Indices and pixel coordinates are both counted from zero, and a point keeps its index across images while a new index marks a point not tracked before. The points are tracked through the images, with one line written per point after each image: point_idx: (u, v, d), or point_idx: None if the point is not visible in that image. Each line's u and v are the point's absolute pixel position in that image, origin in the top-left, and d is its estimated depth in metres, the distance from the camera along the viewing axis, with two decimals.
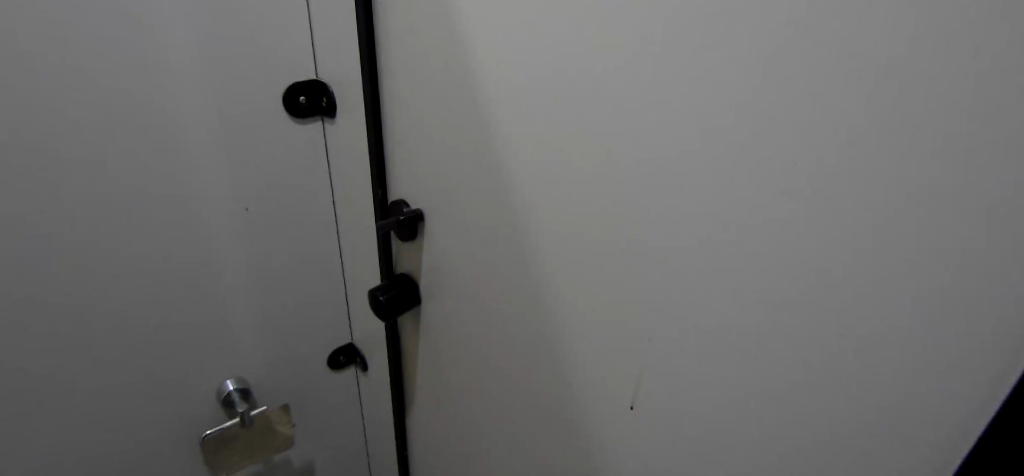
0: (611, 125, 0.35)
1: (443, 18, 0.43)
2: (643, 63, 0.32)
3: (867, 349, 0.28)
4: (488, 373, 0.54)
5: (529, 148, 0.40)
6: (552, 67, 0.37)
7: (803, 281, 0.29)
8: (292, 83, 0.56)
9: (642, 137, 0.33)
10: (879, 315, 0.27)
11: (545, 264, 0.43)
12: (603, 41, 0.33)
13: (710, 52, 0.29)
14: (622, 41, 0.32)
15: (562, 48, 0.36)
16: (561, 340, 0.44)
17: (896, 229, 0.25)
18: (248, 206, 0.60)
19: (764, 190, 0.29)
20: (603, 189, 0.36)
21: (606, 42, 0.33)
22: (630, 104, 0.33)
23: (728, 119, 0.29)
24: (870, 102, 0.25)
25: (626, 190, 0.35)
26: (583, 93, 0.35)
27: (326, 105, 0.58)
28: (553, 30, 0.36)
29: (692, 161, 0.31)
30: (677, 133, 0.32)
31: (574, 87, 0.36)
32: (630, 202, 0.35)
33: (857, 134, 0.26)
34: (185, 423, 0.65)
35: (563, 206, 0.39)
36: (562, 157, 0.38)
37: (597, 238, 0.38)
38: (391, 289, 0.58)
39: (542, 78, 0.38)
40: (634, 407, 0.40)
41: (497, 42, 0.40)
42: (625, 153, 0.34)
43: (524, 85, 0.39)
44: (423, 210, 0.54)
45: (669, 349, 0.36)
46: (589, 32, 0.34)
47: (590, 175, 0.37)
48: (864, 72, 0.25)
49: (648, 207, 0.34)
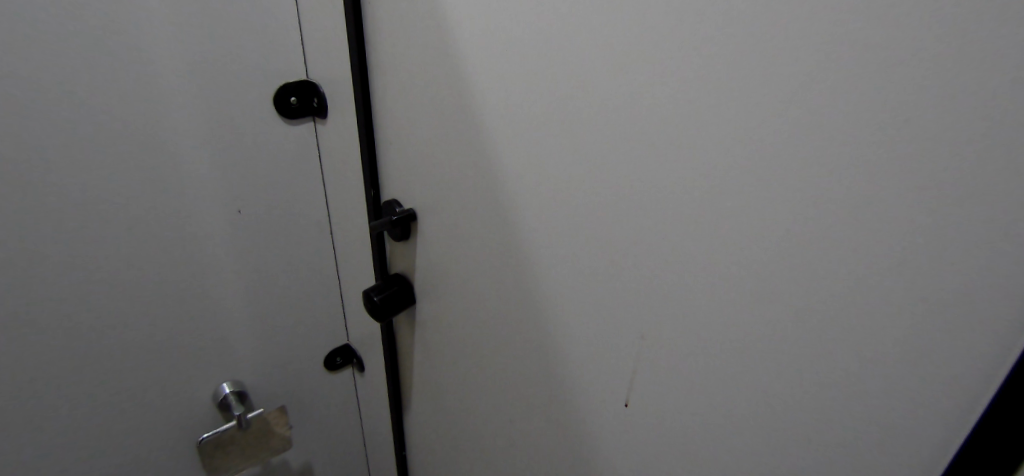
0: (601, 125, 0.35)
1: (433, 20, 0.43)
2: (630, 62, 0.32)
3: (859, 343, 0.28)
4: (485, 373, 0.54)
5: (520, 148, 0.40)
6: (541, 68, 0.37)
7: (791, 275, 0.29)
8: (282, 84, 0.57)
9: (631, 132, 0.33)
10: (868, 311, 0.27)
11: (538, 263, 0.43)
12: (591, 40, 0.33)
13: (698, 47, 0.29)
14: (610, 42, 0.33)
15: (550, 48, 0.36)
16: (553, 338, 0.44)
17: (886, 222, 0.26)
18: (241, 208, 0.59)
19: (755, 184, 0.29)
20: (593, 187, 0.37)
21: (591, 44, 0.34)
22: (618, 102, 0.33)
23: (714, 118, 0.30)
24: (859, 96, 0.25)
25: (618, 189, 0.35)
26: (573, 91, 0.35)
27: (317, 105, 0.58)
28: (541, 31, 0.36)
29: (683, 159, 0.31)
30: (666, 132, 0.32)
31: (564, 87, 0.36)
32: (621, 200, 0.35)
33: (845, 129, 0.26)
34: (181, 428, 0.65)
35: (555, 205, 0.39)
36: (554, 157, 0.38)
37: (589, 237, 0.38)
38: (385, 290, 0.58)
39: (532, 80, 0.38)
40: (629, 404, 0.40)
41: (486, 43, 0.40)
42: (616, 153, 0.34)
43: (513, 86, 0.39)
44: (416, 210, 0.54)
45: (663, 347, 0.36)
46: (578, 32, 0.34)
47: (582, 174, 0.37)
48: (851, 66, 0.25)
49: (637, 204, 0.34)
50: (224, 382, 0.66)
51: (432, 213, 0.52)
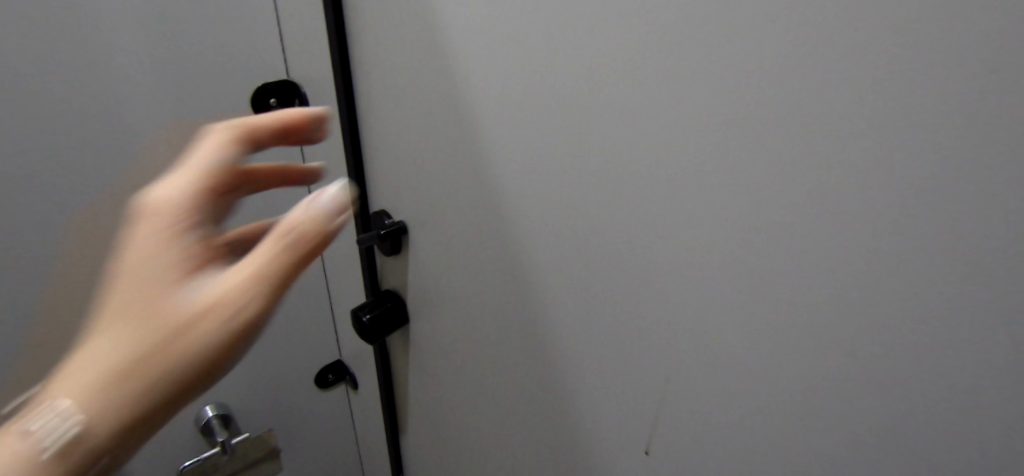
0: (605, 138, 0.30)
1: (418, 17, 0.38)
2: (637, 65, 0.27)
3: (918, 408, 0.22)
4: (485, 400, 0.50)
5: (516, 160, 0.36)
6: (536, 71, 0.32)
7: (816, 294, 0.24)
8: (261, 86, 0.52)
9: (638, 147, 0.29)
10: (938, 379, 0.21)
11: (531, 272, 0.38)
12: (593, 39, 0.29)
13: (712, 46, 0.24)
14: (614, 42, 0.28)
15: (546, 48, 0.31)
16: (558, 369, 0.40)
17: (957, 272, 0.20)
18: (220, 221, 0.55)
19: (767, 192, 0.24)
20: (597, 207, 0.32)
21: (592, 43, 0.29)
22: (624, 112, 0.29)
23: (738, 135, 0.24)
24: (926, 113, 0.19)
25: (619, 191, 0.31)
26: (569, 84, 0.31)
27: (299, 108, 0.53)
28: (535, 29, 0.31)
29: (693, 160, 0.27)
30: (679, 148, 0.27)
31: (557, 80, 0.31)
32: (629, 224, 0.31)
33: (895, 145, 0.20)
34: (160, 453, 0.61)
35: (556, 225, 0.35)
36: (553, 172, 0.34)
37: (594, 263, 0.34)
38: (376, 308, 0.53)
39: (526, 84, 0.33)
40: (650, 452, 0.35)
41: (475, 42, 0.35)
42: (624, 170, 0.30)
43: (506, 91, 0.35)
44: (405, 223, 0.49)
45: (687, 394, 0.31)
46: (577, 29, 0.29)
47: (579, 176, 0.33)
48: (913, 77, 0.19)
49: (648, 229, 0.30)
50: (206, 405, 0.62)
51: (428, 215, 0.48)
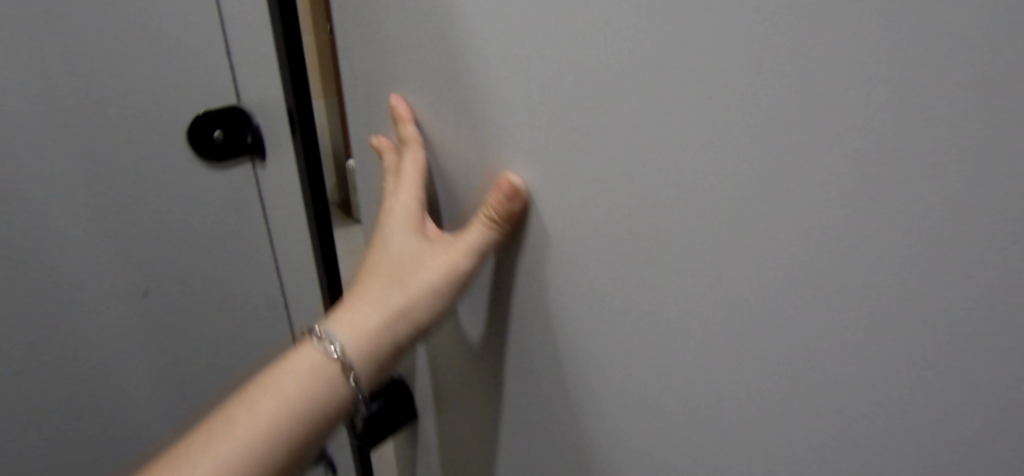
0: (706, 292, 0.18)
1: (422, 53, 0.26)
2: (792, 201, 0.15)
3: None
4: None
5: (557, 279, 0.25)
6: (590, 170, 0.20)
7: (1004, 455, 0.13)
8: (196, 113, 0.39)
9: (785, 332, 0.16)
10: None
11: (577, 421, 0.28)
12: (697, 142, 0.16)
13: (988, 200, 0.11)
14: (741, 152, 0.15)
15: (609, 141, 0.19)
16: None
17: None
18: (147, 292, 0.46)
19: (997, 403, 0.13)
20: (691, 382, 0.20)
21: (697, 149, 0.16)
22: (756, 269, 0.16)
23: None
24: None
25: (624, 237, 0.20)
26: (554, 79, 0.20)
27: (252, 144, 0.41)
28: (584, 106, 0.19)
29: (676, 124, 0.17)
30: (890, 365, 0.14)
31: (541, 81, 0.20)
32: (765, 440, 0.19)
33: None
34: None
35: (621, 388, 0.24)
36: (611, 311, 0.22)
37: (683, 453, 0.22)
38: (375, 399, 0.43)
39: (572, 182, 0.21)
40: None
41: (497, 106, 0.23)
42: (743, 351, 0.18)
43: (538, 183, 0.23)
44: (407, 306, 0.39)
45: None
46: (670, 120, 0.17)
47: (571, 208, 0.22)
48: None
49: (795, 453, 0.18)
50: None
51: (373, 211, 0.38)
